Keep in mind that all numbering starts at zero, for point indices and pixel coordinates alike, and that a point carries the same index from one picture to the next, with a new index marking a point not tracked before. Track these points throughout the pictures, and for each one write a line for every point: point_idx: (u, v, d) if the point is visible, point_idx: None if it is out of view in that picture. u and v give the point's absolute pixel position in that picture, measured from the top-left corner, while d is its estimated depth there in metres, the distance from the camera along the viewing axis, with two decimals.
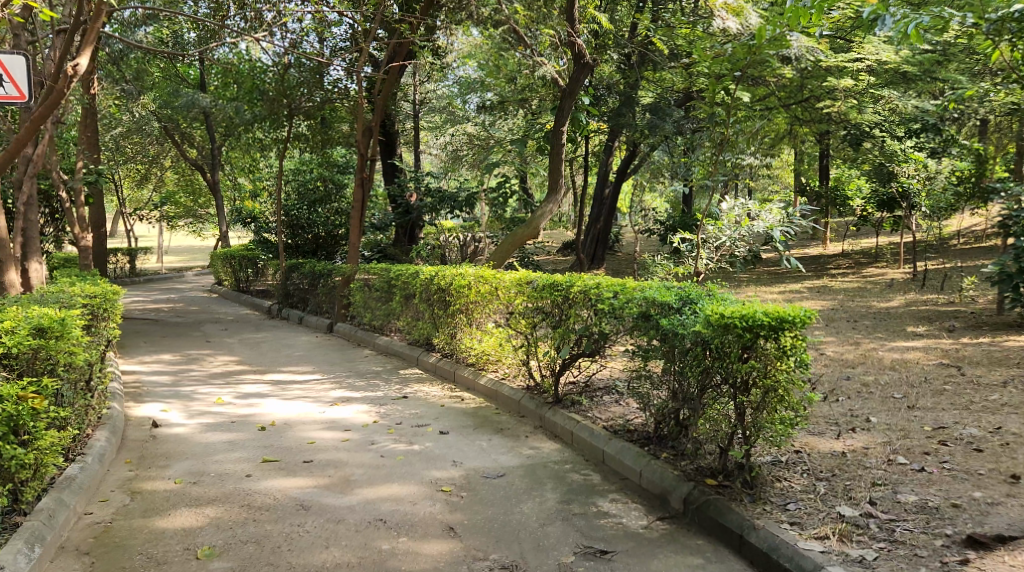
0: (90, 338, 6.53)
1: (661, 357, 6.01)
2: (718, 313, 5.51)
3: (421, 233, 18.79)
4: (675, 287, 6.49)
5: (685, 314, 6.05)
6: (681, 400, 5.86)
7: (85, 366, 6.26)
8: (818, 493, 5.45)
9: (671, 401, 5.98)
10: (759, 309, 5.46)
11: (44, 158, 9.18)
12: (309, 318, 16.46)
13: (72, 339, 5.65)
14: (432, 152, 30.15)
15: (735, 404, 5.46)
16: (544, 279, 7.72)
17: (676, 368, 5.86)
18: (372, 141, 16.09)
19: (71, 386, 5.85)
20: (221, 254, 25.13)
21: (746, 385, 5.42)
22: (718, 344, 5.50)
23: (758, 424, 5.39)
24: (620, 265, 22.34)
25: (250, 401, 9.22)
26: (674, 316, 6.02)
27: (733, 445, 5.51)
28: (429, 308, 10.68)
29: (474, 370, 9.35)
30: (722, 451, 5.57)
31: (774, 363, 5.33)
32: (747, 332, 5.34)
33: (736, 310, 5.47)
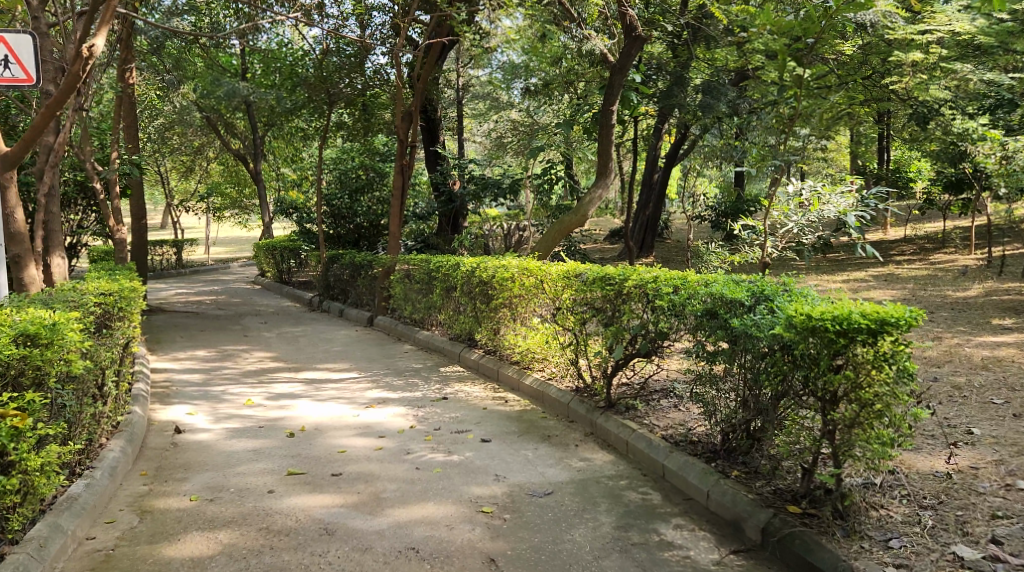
0: (95, 341, 5.98)
1: (732, 362, 5.36)
2: (805, 315, 4.89)
3: (464, 222, 18.24)
4: (745, 281, 5.81)
5: (759, 314, 5.37)
6: (754, 410, 5.26)
7: (89, 372, 5.72)
8: (926, 526, 4.78)
9: (742, 411, 5.37)
10: (853, 309, 4.80)
11: (64, 147, 8.73)
12: (350, 311, 15.96)
13: (65, 346, 5.07)
14: (476, 139, 29.52)
15: (824, 419, 4.83)
16: (595, 272, 7.05)
17: (753, 374, 5.22)
18: (412, 127, 15.49)
19: (70, 397, 5.29)
20: (264, 245, 24.82)
21: (837, 397, 4.79)
22: (804, 349, 4.87)
23: (850, 441, 4.73)
24: (670, 253, 21.53)
25: (282, 402, 8.71)
26: (746, 316, 5.36)
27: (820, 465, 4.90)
28: (471, 302, 10.05)
29: (519, 368, 8.71)
30: (806, 471, 4.94)
31: (870, 374, 4.65)
32: (840, 337, 4.72)
33: (827, 311, 4.83)
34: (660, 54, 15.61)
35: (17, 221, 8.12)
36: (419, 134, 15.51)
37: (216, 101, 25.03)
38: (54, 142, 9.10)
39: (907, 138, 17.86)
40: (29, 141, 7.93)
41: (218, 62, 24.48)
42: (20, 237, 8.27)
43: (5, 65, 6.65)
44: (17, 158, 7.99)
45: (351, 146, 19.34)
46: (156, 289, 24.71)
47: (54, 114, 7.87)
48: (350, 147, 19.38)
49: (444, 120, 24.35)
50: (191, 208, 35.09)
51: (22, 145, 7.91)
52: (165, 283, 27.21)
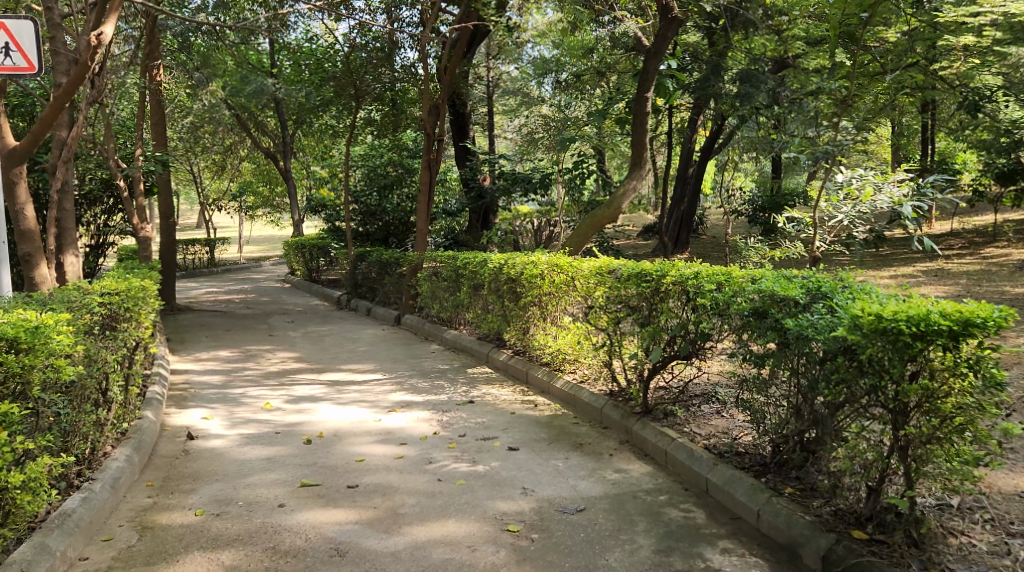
0: (93, 344, 5.59)
1: (787, 366, 4.91)
2: (873, 314, 4.41)
3: (495, 218, 17.71)
4: (797, 277, 5.34)
5: (816, 315, 4.90)
6: (810, 420, 4.79)
7: (86, 378, 5.34)
8: (1017, 559, 4.27)
9: (794, 420, 4.93)
10: (931, 308, 4.36)
11: (76, 141, 8.42)
12: (377, 310, 15.60)
13: (50, 349, 4.64)
14: (508, 135, 29.07)
15: (895, 433, 4.39)
16: (629, 267, 6.59)
17: (811, 381, 4.76)
18: (440, 120, 15.05)
19: (60, 404, 4.90)
20: (293, 244, 24.55)
21: (909, 409, 4.35)
22: (871, 353, 4.40)
23: (924, 457, 4.31)
24: (706, 250, 20.98)
25: (302, 405, 8.34)
26: (802, 316, 4.88)
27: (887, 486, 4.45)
28: (499, 301, 9.61)
29: (549, 370, 8.26)
30: (872, 491, 4.47)
31: (952, 382, 4.26)
32: (916, 341, 4.28)
33: (900, 310, 4.37)
34: (697, 42, 15.01)
35: (26, 218, 7.80)
36: (447, 128, 15.13)
37: (245, 99, 24.80)
38: (67, 137, 8.78)
39: (954, 128, 17.15)
40: (37, 137, 7.64)
41: (247, 60, 24.26)
42: (30, 236, 7.98)
43: (6, 54, 6.34)
44: (26, 154, 7.71)
45: (379, 142, 18.95)
46: (187, 288, 24.55)
47: (61, 108, 7.57)
48: (377, 144, 19.02)
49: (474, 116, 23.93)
50: (223, 207, 34.99)
51: (30, 141, 7.62)
52: (196, 281, 27.11)
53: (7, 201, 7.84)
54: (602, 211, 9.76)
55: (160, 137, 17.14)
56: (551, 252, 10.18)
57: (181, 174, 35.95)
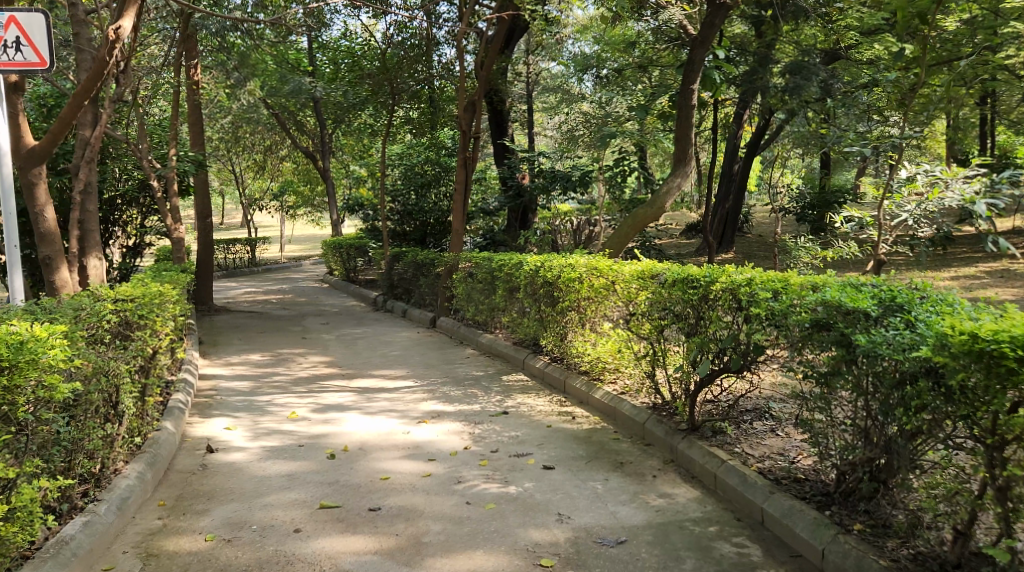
0: (97, 356, 5.26)
1: (858, 386, 4.43)
2: (965, 333, 3.94)
3: (534, 217, 17.34)
4: (865, 285, 4.84)
5: (889, 330, 4.41)
6: (887, 450, 4.33)
7: (88, 393, 5.01)
8: None
9: (864, 448, 4.47)
10: None
11: (98, 139, 8.11)
12: (413, 311, 15.23)
13: (40, 367, 4.30)
14: (548, 132, 28.58)
15: (990, 470, 3.89)
16: (674, 272, 6.12)
17: (889, 404, 4.28)
18: (477, 116, 14.62)
19: (56, 424, 4.58)
20: (331, 244, 24.34)
21: (1005, 441, 3.86)
22: (963, 378, 3.92)
23: None
24: (753, 249, 20.33)
25: (329, 414, 7.98)
26: (877, 331, 4.39)
27: (978, 530, 3.98)
28: (535, 305, 9.18)
29: (588, 378, 7.83)
30: (959, 533, 4.00)
31: None
32: (1018, 366, 3.78)
33: (999, 328, 3.88)
34: (745, 34, 14.39)
35: (46, 219, 7.48)
36: (484, 125, 14.73)
37: (284, 99, 24.60)
38: (90, 136, 8.49)
39: (1016, 121, 16.36)
40: (56, 135, 7.36)
41: (286, 59, 24.04)
42: (52, 238, 7.68)
43: (16, 48, 6.03)
44: (46, 154, 7.43)
45: (416, 141, 18.58)
46: (226, 288, 24.43)
47: (80, 105, 7.30)
48: (414, 143, 18.66)
49: (514, 114, 23.48)
50: (264, 207, 34.96)
51: (50, 139, 7.35)
52: (235, 281, 26.99)
53: (27, 203, 7.54)
54: (646, 211, 9.28)
55: (197, 138, 16.98)
56: (590, 253, 9.70)
57: (222, 173, 35.93)
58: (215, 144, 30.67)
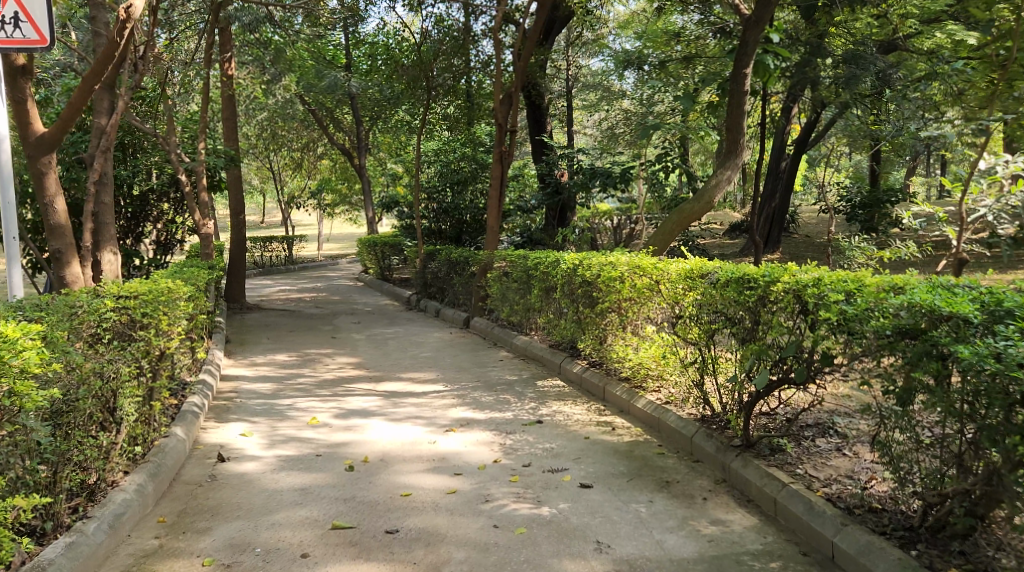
0: (88, 358, 4.84)
1: (960, 406, 3.89)
2: None
3: (573, 215, 16.79)
4: (960, 289, 4.28)
5: (997, 341, 3.84)
6: (996, 483, 3.79)
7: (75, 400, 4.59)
8: None
9: (964, 479, 3.93)
10: None
11: (113, 127, 7.71)
12: (446, 311, 14.73)
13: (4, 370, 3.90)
14: (588, 128, 27.90)
15: None
16: (728, 271, 5.54)
17: (1000, 429, 3.74)
18: (514, 109, 14.05)
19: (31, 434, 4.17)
20: (366, 241, 23.94)
21: None
22: None
23: None
24: (800, 250, 19.56)
25: (351, 421, 7.48)
26: (984, 342, 3.83)
27: None
28: (573, 305, 8.63)
29: (628, 386, 7.26)
30: None
31: None
32: None
33: None
34: (796, 23, 13.64)
35: (55, 210, 7.09)
36: (520, 119, 14.19)
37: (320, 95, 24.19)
38: (106, 125, 8.10)
39: None
40: (65, 122, 6.96)
41: (322, 54, 23.65)
42: (62, 231, 7.27)
43: (15, 24, 5.64)
44: (56, 142, 7.04)
45: (451, 136, 18.07)
46: (260, 286, 24.11)
47: (91, 89, 6.91)
48: (450, 138, 18.16)
49: (553, 110, 22.84)
50: (301, 204, 34.65)
51: (59, 125, 6.95)
52: (270, 279, 26.72)
53: (36, 193, 7.14)
54: (692, 206, 8.66)
55: (230, 133, 16.66)
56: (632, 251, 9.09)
57: (259, 170, 35.69)
58: (252, 140, 30.41)
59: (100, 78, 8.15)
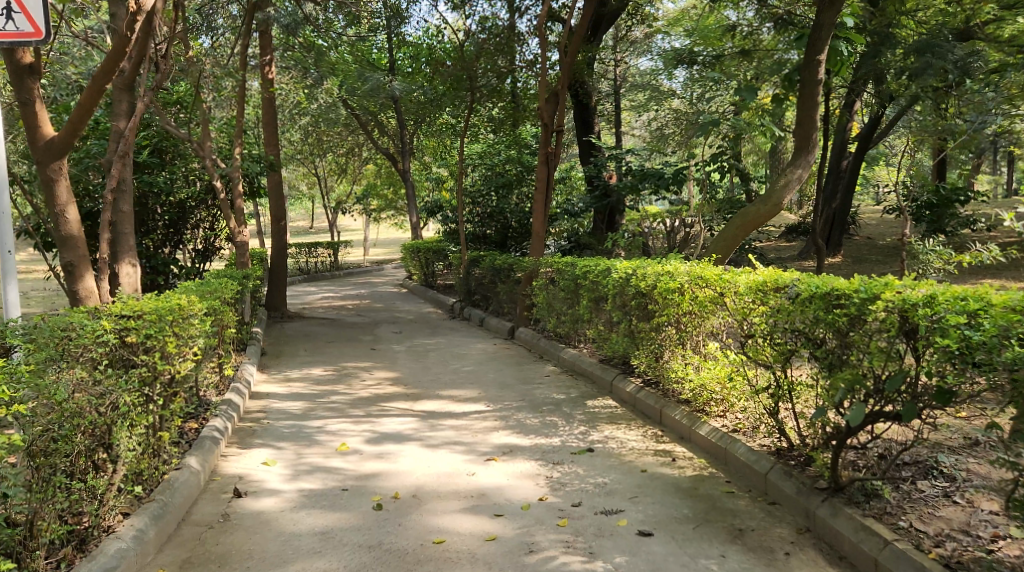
0: (74, 393, 4.36)
1: None
2: None
3: (622, 218, 16.37)
4: None
5: None
6: None
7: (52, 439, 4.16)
8: None
9: None
10: None
11: (131, 130, 7.19)
12: (491, 320, 14.07)
13: None
14: (639, 127, 27.02)
15: None
16: (810, 286, 4.89)
17: None
18: (560, 108, 13.35)
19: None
20: (410, 247, 23.41)
21: None
22: None
23: None
24: (862, 254, 18.59)
25: (384, 447, 6.85)
26: None
27: None
28: (625, 318, 7.93)
29: (688, 410, 6.60)
30: None
31: None
32: None
33: None
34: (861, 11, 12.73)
35: (67, 218, 6.58)
36: (567, 119, 13.48)
37: (363, 99, 23.67)
38: (125, 128, 7.60)
39: None
40: (76, 125, 6.43)
41: (366, 56, 23.15)
42: (75, 243, 6.74)
43: (7, 15, 5.17)
44: (66, 147, 6.53)
45: (497, 138, 17.39)
46: (305, 293, 23.66)
47: (102, 89, 6.41)
48: (495, 140, 17.49)
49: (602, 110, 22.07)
50: (347, 209, 34.25)
51: (68, 128, 6.43)
52: (314, 286, 26.35)
53: (47, 202, 6.64)
54: (757, 210, 7.90)
55: (271, 139, 16.21)
56: (692, 258, 8.35)
57: (305, 175, 35.42)
58: (296, 146, 30.01)
59: (117, 80, 7.67)
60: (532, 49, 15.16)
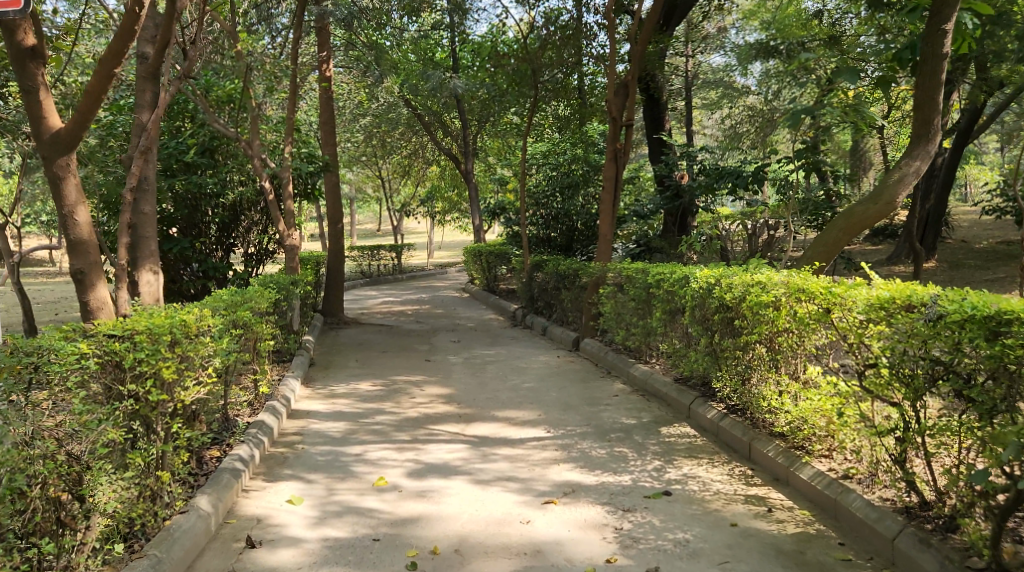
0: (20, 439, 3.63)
1: None
2: None
3: (694, 220, 15.30)
4: None
5: None
6: None
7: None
8: None
9: None
10: None
11: (150, 121, 6.40)
12: (554, 329, 13.13)
13: None
14: (713, 126, 25.76)
15: None
16: (962, 307, 4.11)
17: None
18: (630, 100, 12.31)
19: None
20: (472, 250, 22.58)
21: None
22: None
23: None
24: (959, 259, 17.12)
25: (427, 483, 5.97)
26: None
27: None
28: (706, 335, 6.91)
29: (784, 446, 5.67)
30: None
31: None
32: None
33: None
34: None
35: (77, 217, 5.83)
36: (637, 113, 12.45)
37: (425, 99, 22.90)
38: (148, 120, 6.83)
39: None
40: (84, 115, 5.65)
41: (429, 53, 22.37)
42: (86, 247, 5.96)
43: None
44: (74, 139, 5.74)
45: (562, 137, 16.39)
46: (365, 297, 23.01)
47: (111, 75, 5.64)
48: (561, 138, 16.48)
49: (675, 107, 20.92)
50: (411, 212, 33.60)
51: (75, 119, 5.66)
52: (375, 289, 25.64)
53: (55, 202, 5.86)
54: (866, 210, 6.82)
55: (328, 138, 15.55)
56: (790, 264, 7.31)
57: (369, 177, 34.90)
58: (360, 148, 29.43)
59: (141, 67, 6.91)
60: (601, 41, 14.16)
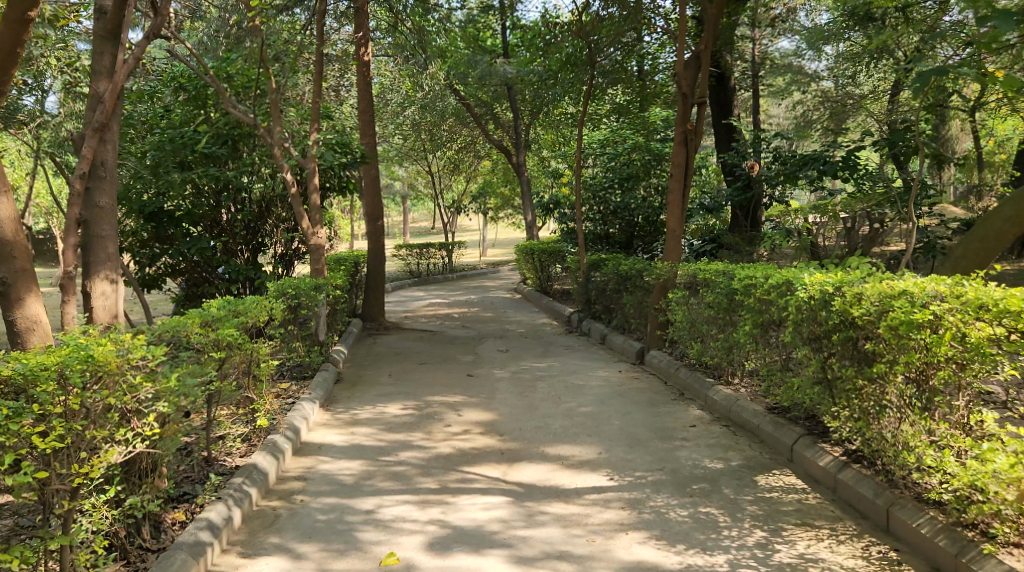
0: None
1: None
2: None
3: (767, 214, 13.53)
4: None
5: None
6: None
7: None
8: None
9: None
10: None
11: (102, 92, 5.03)
12: (615, 337, 11.55)
13: None
14: (781, 116, 23.79)
15: None
16: None
17: None
18: (702, 74, 10.60)
19: None
20: (524, 247, 20.97)
21: None
22: None
23: None
24: None
25: (450, 562, 4.51)
26: None
27: None
28: (817, 357, 5.27)
29: (943, 521, 4.16)
30: None
31: None
32: None
33: None
34: None
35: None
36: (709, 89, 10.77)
37: (474, 87, 21.31)
38: (104, 90, 5.48)
39: None
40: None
41: (476, 38, 20.73)
42: (11, 250, 4.62)
43: None
44: None
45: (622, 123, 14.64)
46: (410, 298, 21.59)
47: (25, 22, 4.21)
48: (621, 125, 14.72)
49: (744, 92, 19.01)
50: (460, 208, 32.11)
51: None
52: (423, 290, 24.21)
53: None
54: None
55: (365, 129, 14.08)
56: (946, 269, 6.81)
57: (417, 172, 33.43)
58: (406, 141, 27.92)
59: (97, 24, 5.57)
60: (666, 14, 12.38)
